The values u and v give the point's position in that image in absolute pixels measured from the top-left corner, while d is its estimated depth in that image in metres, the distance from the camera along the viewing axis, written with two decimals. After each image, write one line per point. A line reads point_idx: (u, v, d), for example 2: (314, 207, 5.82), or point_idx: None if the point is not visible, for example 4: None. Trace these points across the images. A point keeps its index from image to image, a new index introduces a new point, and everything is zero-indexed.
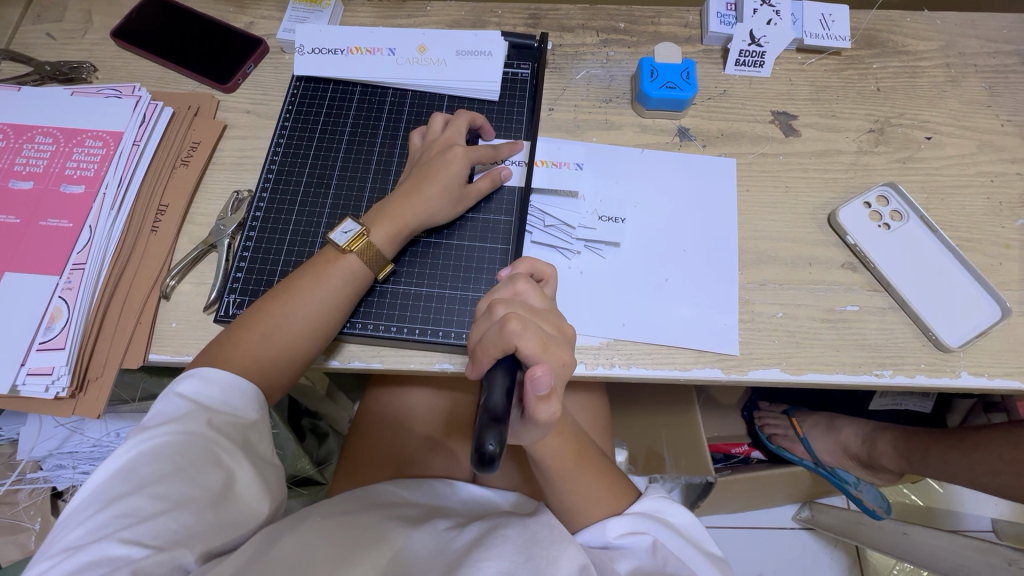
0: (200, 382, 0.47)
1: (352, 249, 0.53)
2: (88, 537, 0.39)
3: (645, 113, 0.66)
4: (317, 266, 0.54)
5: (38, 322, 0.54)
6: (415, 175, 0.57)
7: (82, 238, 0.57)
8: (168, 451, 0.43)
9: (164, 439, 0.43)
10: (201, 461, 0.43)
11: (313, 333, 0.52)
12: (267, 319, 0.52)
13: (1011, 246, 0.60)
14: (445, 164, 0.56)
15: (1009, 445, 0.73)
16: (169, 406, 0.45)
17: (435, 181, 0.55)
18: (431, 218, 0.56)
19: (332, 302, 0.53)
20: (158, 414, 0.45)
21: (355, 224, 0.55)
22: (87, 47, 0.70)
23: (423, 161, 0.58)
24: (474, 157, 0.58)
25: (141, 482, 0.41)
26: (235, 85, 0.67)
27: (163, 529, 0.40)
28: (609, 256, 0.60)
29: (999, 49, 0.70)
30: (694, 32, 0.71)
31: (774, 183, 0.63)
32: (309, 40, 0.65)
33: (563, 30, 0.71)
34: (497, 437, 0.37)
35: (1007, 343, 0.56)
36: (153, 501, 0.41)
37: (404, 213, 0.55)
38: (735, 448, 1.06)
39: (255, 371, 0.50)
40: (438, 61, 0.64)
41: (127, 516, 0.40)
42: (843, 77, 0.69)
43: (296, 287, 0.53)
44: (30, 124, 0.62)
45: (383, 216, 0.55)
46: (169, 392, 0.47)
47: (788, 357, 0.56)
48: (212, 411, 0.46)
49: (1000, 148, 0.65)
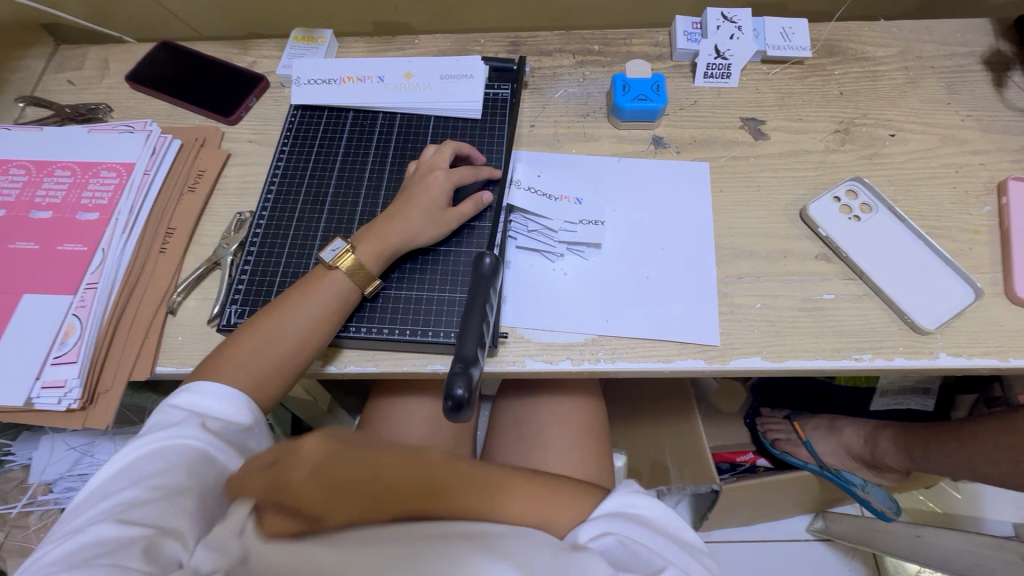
0: (195, 393, 0.50)
1: (339, 266, 0.56)
2: (93, 522, 0.41)
3: (620, 124, 0.70)
4: (307, 283, 0.56)
5: (52, 338, 0.57)
6: (400, 199, 0.60)
7: (95, 260, 0.61)
8: (167, 450, 0.46)
9: (167, 438, 0.46)
10: (196, 460, 0.45)
11: (303, 345, 0.54)
12: (256, 335, 0.53)
13: (980, 231, 0.62)
14: (426, 186, 0.60)
15: (1004, 432, 0.74)
16: (168, 415, 0.49)
17: (416, 204, 0.59)
18: (413, 234, 0.59)
19: (321, 316, 0.54)
20: (157, 422, 0.48)
21: (343, 243, 0.58)
22: (104, 91, 0.76)
23: (408, 184, 0.61)
24: (455, 179, 0.61)
25: (140, 477, 0.44)
26: (238, 118, 0.73)
27: (157, 516, 0.42)
28: (591, 257, 0.63)
29: (954, 52, 0.74)
30: (664, 49, 0.76)
31: (746, 183, 0.67)
32: (306, 73, 0.71)
33: (541, 54, 0.77)
34: (465, 383, 0.41)
35: (985, 324, 0.57)
36: (151, 491, 0.43)
37: (389, 233, 0.58)
38: (740, 456, 1.04)
39: (245, 385, 0.51)
40: (424, 86, 0.69)
41: (126, 505, 0.42)
42: (807, 84, 0.73)
43: (285, 305, 0.55)
44: (51, 160, 0.67)
45: (370, 235, 0.58)
46: (167, 405, 0.50)
47: (768, 345, 0.57)
48: (208, 416, 0.49)
49: (963, 141, 0.68)
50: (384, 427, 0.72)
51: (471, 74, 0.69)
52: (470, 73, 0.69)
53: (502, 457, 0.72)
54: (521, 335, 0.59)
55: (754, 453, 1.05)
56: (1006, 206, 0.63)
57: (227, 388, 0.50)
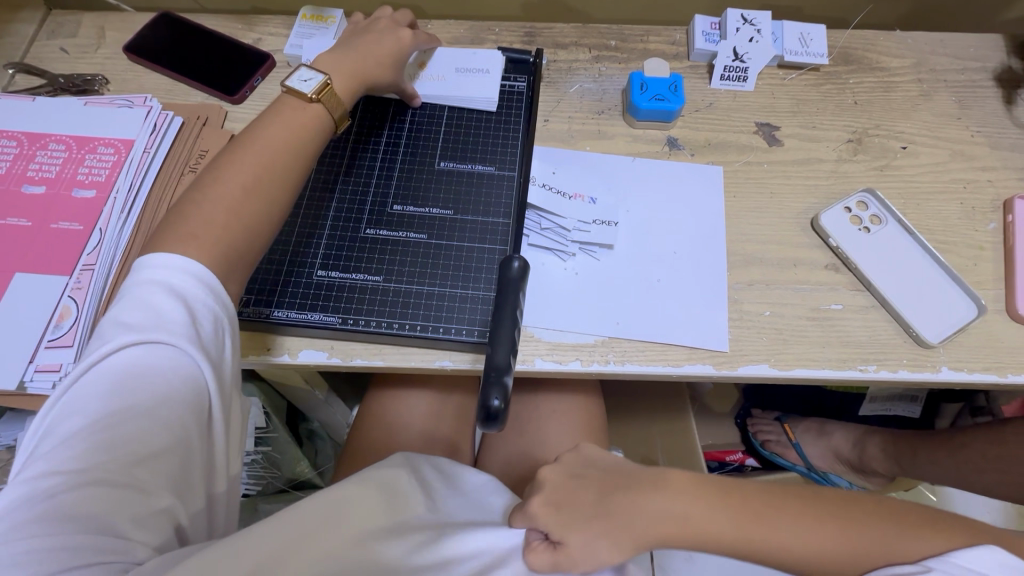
0: (175, 289, 0.44)
1: (319, 96, 0.56)
2: (77, 461, 0.38)
3: (636, 123, 0.69)
4: (286, 116, 0.55)
5: (47, 320, 0.55)
6: (354, 38, 0.63)
7: (92, 241, 0.59)
8: (156, 370, 0.41)
9: (161, 357, 0.42)
10: (187, 385, 0.42)
11: (286, 175, 0.53)
12: (234, 169, 0.50)
13: (984, 248, 0.63)
14: (383, 31, 0.64)
15: (991, 442, 0.77)
16: (147, 315, 0.43)
17: (374, 43, 0.62)
18: (374, 75, 0.61)
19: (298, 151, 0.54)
20: (136, 321, 0.43)
21: (316, 76, 0.57)
22: (100, 61, 0.73)
23: (363, 30, 0.64)
24: (418, 39, 0.65)
25: (129, 402, 0.40)
26: (243, 97, 0.70)
27: (155, 455, 0.39)
28: (602, 258, 0.62)
29: (967, 66, 0.74)
30: (680, 48, 0.75)
31: (759, 189, 0.66)
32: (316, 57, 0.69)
33: (557, 47, 0.75)
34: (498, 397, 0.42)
35: (985, 340, 0.58)
36: (142, 428, 0.40)
37: (358, 73, 0.60)
38: (729, 456, 1.05)
39: (229, 218, 0.48)
40: (439, 77, 0.68)
41: (118, 440, 0.39)
42: (822, 92, 0.73)
43: (264, 142, 0.53)
44: (45, 133, 0.64)
45: (339, 72, 0.59)
46: (143, 296, 0.44)
47: (776, 353, 0.58)
48: (193, 323, 0.44)
49: (972, 157, 0.69)
50: (385, 419, 0.72)
51: (488, 69, 0.69)
52: (487, 68, 0.69)
53: (504, 453, 0.73)
54: (530, 334, 0.58)
55: (743, 453, 1.06)
56: (1012, 224, 0.64)
57: (208, 244, 0.47)
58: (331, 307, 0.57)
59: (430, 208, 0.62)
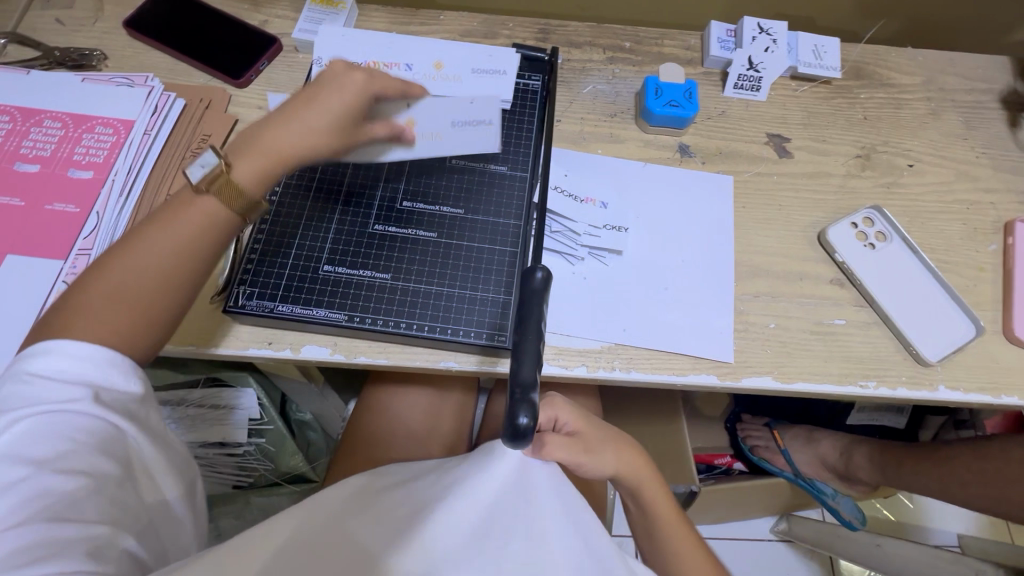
0: (68, 353, 0.42)
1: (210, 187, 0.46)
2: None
3: (648, 128, 0.69)
4: (168, 214, 0.46)
5: (39, 305, 0.53)
6: (300, 100, 0.51)
7: (88, 224, 0.57)
8: (65, 429, 0.40)
9: (70, 417, 0.40)
10: (106, 436, 0.42)
11: (192, 250, 0.46)
12: (108, 266, 0.45)
13: (984, 269, 0.64)
14: (339, 90, 0.52)
15: (976, 457, 0.79)
16: (44, 382, 0.41)
17: (316, 109, 0.51)
18: (311, 145, 0.50)
19: (189, 242, 0.46)
20: (31, 390, 0.41)
21: (211, 154, 0.47)
22: (98, 35, 0.70)
23: (317, 84, 0.52)
24: (378, 87, 0.54)
25: (43, 462, 0.39)
26: (248, 81, 0.68)
27: (86, 504, 0.39)
28: (611, 263, 0.62)
29: (975, 87, 0.75)
30: (695, 54, 0.75)
31: (769, 201, 0.67)
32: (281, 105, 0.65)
33: (571, 46, 0.74)
34: (526, 415, 0.38)
35: (981, 360, 0.60)
36: (64, 478, 0.39)
37: (280, 149, 0.49)
38: (717, 459, 1.07)
39: (130, 298, 0.44)
40: (433, 134, 0.58)
41: (44, 497, 0.38)
42: (833, 105, 0.73)
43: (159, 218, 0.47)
44: (39, 109, 0.62)
45: (250, 149, 0.49)
46: (32, 366, 0.41)
47: (779, 366, 0.58)
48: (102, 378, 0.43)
49: (976, 178, 0.70)
50: (383, 414, 0.71)
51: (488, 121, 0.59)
52: (488, 120, 0.59)
53: None
54: None
55: (731, 456, 1.08)
56: (1012, 247, 0.65)
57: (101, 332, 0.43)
58: (338, 304, 0.56)
59: (440, 206, 0.61)
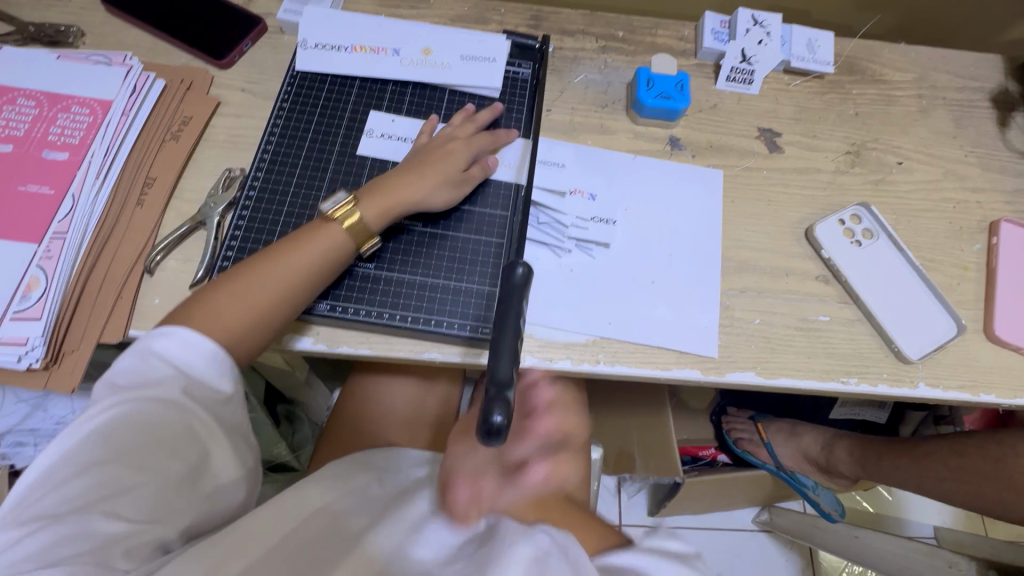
0: (178, 345, 0.45)
1: (337, 219, 0.54)
2: (65, 503, 0.40)
3: (639, 120, 0.68)
4: (303, 234, 0.53)
5: (13, 290, 0.52)
6: (416, 160, 0.58)
7: (63, 207, 0.56)
8: (144, 426, 0.42)
9: (151, 414, 0.43)
10: (177, 438, 0.43)
11: (284, 294, 0.51)
12: (225, 287, 0.50)
13: (968, 268, 0.65)
14: (445, 155, 0.58)
15: (953, 454, 0.80)
16: (147, 370, 0.44)
17: (432, 166, 0.57)
18: (418, 196, 0.56)
19: (287, 284, 0.51)
20: (133, 376, 0.44)
21: (345, 196, 0.55)
22: (74, 11, 0.67)
23: (425, 150, 0.59)
24: (472, 147, 0.60)
25: (117, 453, 0.41)
26: (231, 62, 0.66)
27: (137, 505, 0.41)
28: (598, 256, 0.61)
29: (966, 85, 0.75)
30: (689, 45, 0.74)
31: (757, 196, 0.66)
32: (381, 126, 0.63)
33: (563, 34, 0.73)
34: (503, 410, 0.38)
35: (961, 358, 0.60)
36: (128, 475, 0.41)
37: (398, 196, 0.56)
38: (702, 451, 1.06)
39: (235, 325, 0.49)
40: (515, 165, 0.63)
41: (104, 488, 0.41)
42: (825, 100, 0.73)
43: (274, 252, 0.52)
44: (13, 87, 0.60)
45: (378, 193, 0.55)
46: (143, 350, 0.44)
47: (762, 362, 0.59)
48: (192, 382, 0.45)
49: (963, 177, 0.70)
50: (368, 405, 0.71)
51: (524, 161, 0.63)
52: (519, 160, 0.63)
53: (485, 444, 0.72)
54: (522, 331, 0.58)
55: (716, 448, 1.08)
56: (996, 246, 0.65)
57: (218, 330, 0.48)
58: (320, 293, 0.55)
59: None
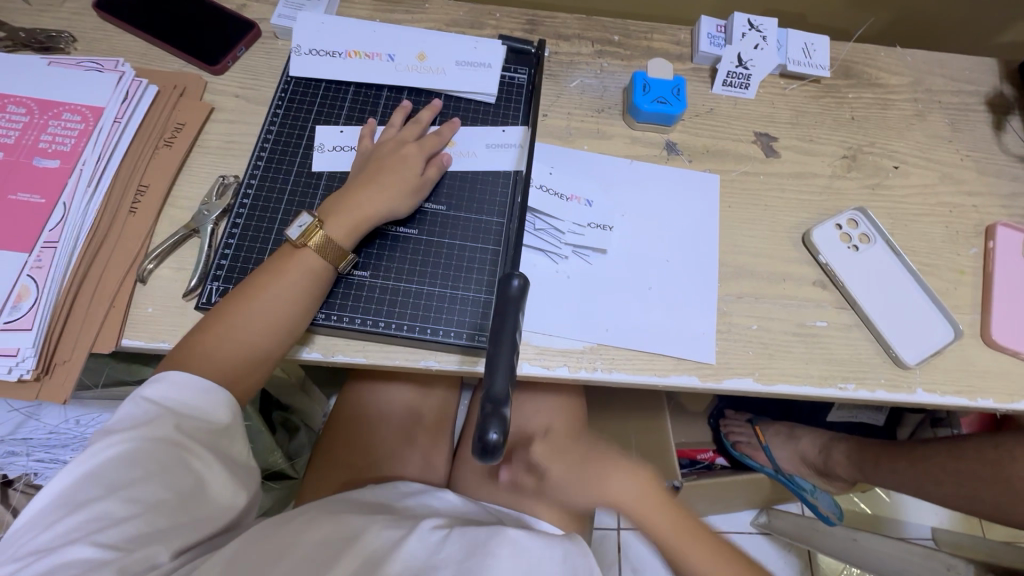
0: (167, 385, 0.46)
1: (307, 242, 0.52)
2: (61, 537, 0.39)
3: (636, 125, 0.68)
4: (278, 262, 0.52)
5: (3, 300, 0.52)
6: (370, 169, 0.57)
7: (55, 216, 0.55)
8: (136, 458, 0.42)
9: (142, 447, 0.43)
10: (170, 465, 0.43)
11: (269, 320, 0.51)
12: (210, 322, 0.50)
13: (965, 272, 0.65)
14: (401, 161, 0.57)
15: (951, 458, 0.80)
16: (136, 410, 0.44)
17: (389, 174, 0.56)
18: (381, 209, 0.55)
19: (272, 311, 0.51)
20: (124, 417, 0.44)
21: (309, 217, 0.54)
22: (66, 16, 0.67)
23: (377, 159, 0.58)
24: (425, 149, 0.59)
25: (113, 485, 0.41)
26: (225, 68, 0.66)
27: (133, 532, 0.40)
28: (595, 262, 0.61)
29: (961, 89, 0.75)
30: (685, 49, 0.74)
31: (754, 201, 0.66)
32: (331, 139, 0.62)
33: (559, 38, 0.72)
34: (499, 426, 0.38)
35: (958, 362, 0.60)
36: (124, 504, 0.41)
37: (363, 208, 0.55)
38: (701, 454, 1.08)
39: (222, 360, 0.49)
40: (469, 153, 0.63)
41: (100, 519, 0.40)
42: (821, 104, 0.73)
43: (252, 284, 0.52)
44: (3, 93, 0.59)
45: (344, 210, 0.54)
46: (135, 396, 0.45)
47: (761, 368, 0.58)
48: (183, 416, 0.45)
49: (960, 181, 0.70)
50: (364, 412, 0.70)
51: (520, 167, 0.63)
52: (519, 144, 0.64)
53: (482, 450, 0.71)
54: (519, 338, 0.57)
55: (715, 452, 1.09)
56: (993, 250, 0.65)
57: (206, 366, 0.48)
58: None
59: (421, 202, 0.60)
